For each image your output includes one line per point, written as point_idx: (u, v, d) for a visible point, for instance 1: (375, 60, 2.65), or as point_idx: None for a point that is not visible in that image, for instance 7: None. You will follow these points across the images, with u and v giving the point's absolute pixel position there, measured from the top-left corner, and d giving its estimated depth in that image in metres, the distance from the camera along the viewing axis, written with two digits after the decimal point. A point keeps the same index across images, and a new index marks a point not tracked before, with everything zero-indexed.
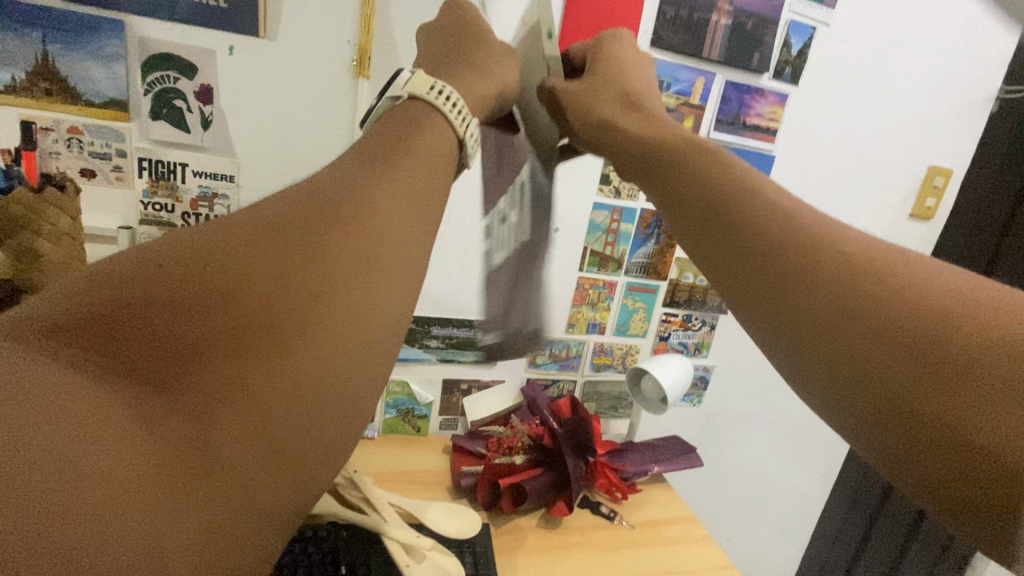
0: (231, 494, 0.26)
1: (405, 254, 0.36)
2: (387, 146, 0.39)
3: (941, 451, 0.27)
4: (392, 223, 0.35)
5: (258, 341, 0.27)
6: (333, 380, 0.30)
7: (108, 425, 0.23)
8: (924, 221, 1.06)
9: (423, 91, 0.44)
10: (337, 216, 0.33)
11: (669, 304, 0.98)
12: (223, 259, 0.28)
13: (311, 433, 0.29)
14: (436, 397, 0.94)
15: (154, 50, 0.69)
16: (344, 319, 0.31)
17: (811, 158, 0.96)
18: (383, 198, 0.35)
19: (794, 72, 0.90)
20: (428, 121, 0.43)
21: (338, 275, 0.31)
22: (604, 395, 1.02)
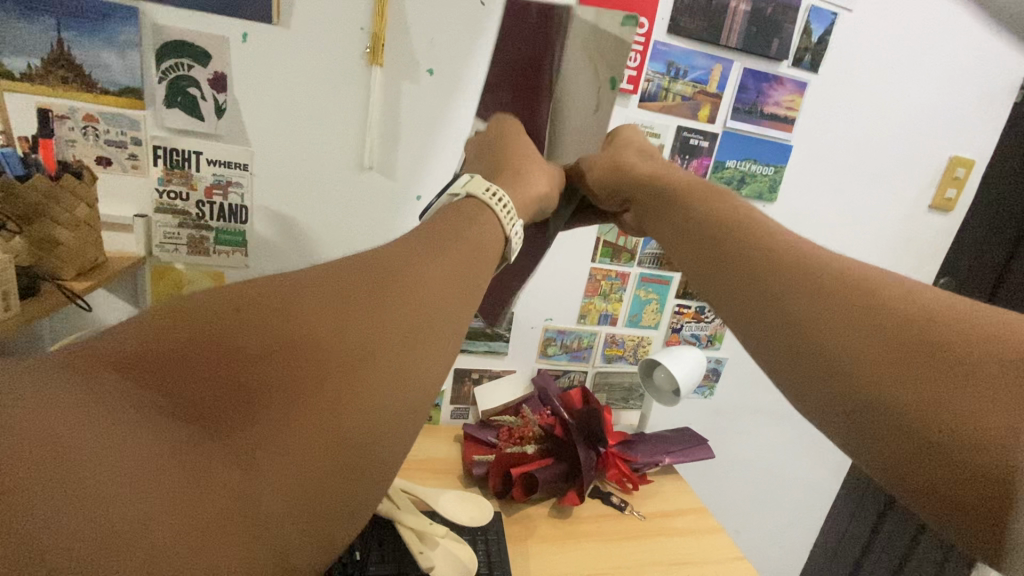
0: (272, 553, 0.23)
1: (452, 327, 0.35)
2: (437, 229, 0.41)
3: (908, 438, 0.28)
4: (442, 287, 0.36)
5: (321, 387, 0.27)
6: (384, 437, 0.29)
7: (167, 461, 0.22)
8: (944, 213, 1.04)
9: (478, 191, 0.47)
10: (394, 279, 0.34)
11: (682, 296, 0.97)
12: (292, 311, 0.29)
13: (356, 499, 0.27)
14: (448, 386, 0.94)
15: (168, 38, 0.69)
16: (396, 382, 0.30)
17: (829, 146, 0.94)
18: (435, 264, 0.36)
19: (814, 59, 0.88)
20: (480, 216, 0.45)
21: (395, 337, 0.31)
22: (615, 386, 1.02)
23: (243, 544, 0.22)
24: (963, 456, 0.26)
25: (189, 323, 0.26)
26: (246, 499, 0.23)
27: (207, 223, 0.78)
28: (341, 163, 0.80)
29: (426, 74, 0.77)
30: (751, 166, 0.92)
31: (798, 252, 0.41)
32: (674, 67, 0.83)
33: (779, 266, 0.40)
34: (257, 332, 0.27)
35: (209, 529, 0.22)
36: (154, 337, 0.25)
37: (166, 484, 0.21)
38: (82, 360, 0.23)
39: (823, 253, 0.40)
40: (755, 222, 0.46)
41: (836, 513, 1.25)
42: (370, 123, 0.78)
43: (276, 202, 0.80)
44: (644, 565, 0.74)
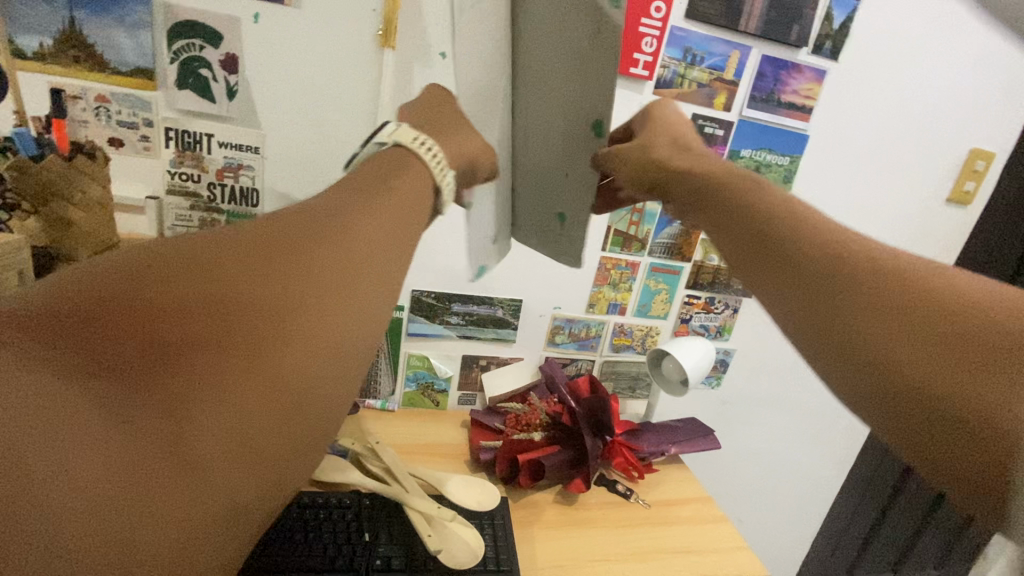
0: (205, 499, 0.25)
1: (388, 274, 0.37)
2: (371, 180, 0.40)
3: (926, 421, 0.30)
4: (373, 240, 0.36)
5: (243, 338, 0.28)
6: (316, 384, 0.30)
7: (85, 419, 0.23)
8: (961, 206, 1.02)
9: (407, 140, 0.45)
10: (323, 232, 0.34)
11: (692, 286, 0.97)
12: (216, 267, 0.30)
13: (293, 440, 0.29)
14: (456, 372, 0.94)
15: (179, 18, 0.69)
16: (324, 328, 0.31)
17: (846, 137, 0.93)
18: (364, 215, 0.37)
19: (834, 47, 0.86)
20: (409, 165, 0.44)
21: (318, 291, 0.32)
22: (623, 375, 1.02)
23: (173, 487, 0.24)
24: (993, 440, 0.28)
25: (109, 287, 0.26)
26: (174, 449, 0.25)
27: (217, 205, 0.78)
28: (353, 145, 0.79)
29: (439, 57, 0.76)
30: (766, 156, 0.91)
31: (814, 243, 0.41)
32: (691, 53, 0.81)
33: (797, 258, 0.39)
34: (168, 285, 0.28)
35: (130, 479, 0.24)
36: (69, 298, 0.26)
37: (85, 443, 0.23)
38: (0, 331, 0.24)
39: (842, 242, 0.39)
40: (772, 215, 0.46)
41: (839, 506, 1.26)
42: (381, 104, 0.77)
43: (286, 184, 0.80)
44: (648, 553, 0.74)
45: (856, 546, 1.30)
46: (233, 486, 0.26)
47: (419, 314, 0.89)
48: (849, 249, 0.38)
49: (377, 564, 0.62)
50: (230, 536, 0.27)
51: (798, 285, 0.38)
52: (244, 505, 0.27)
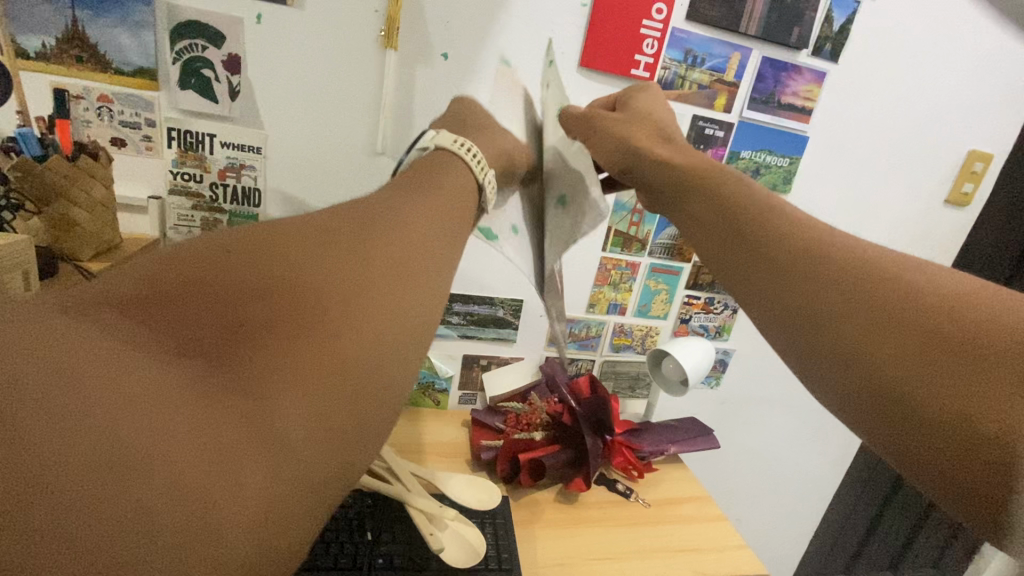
0: (291, 470, 0.26)
1: (440, 272, 0.38)
2: (420, 182, 0.44)
3: (919, 430, 0.29)
4: (425, 232, 0.38)
5: (316, 315, 0.30)
6: (385, 357, 0.31)
7: (179, 391, 0.24)
8: (959, 208, 1.03)
9: (447, 143, 0.51)
10: (380, 230, 0.36)
11: (692, 287, 0.97)
12: (289, 256, 0.31)
13: (367, 414, 0.30)
14: (457, 371, 0.95)
15: (182, 18, 0.69)
16: (389, 307, 0.33)
17: (845, 139, 0.93)
18: (416, 211, 0.39)
19: (834, 48, 0.86)
20: (445, 163, 0.48)
21: (382, 275, 0.33)
22: (622, 374, 1.02)
23: (265, 453, 0.25)
24: (985, 448, 0.27)
25: (196, 274, 0.29)
26: (261, 421, 0.26)
27: (219, 205, 0.79)
28: (355, 146, 0.80)
29: (441, 58, 0.76)
30: (766, 157, 0.91)
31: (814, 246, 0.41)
32: (692, 55, 0.82)
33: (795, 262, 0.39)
34: (249, 271, 0.30)
35: (222, 449, 0.24)
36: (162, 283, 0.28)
37: (180, 414, 0.24)
38: (98, 311, 0.25)
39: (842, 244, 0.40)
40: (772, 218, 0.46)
41: (837, 504, 1.27)
42: (383, 104, 0.77)
43: (288, 185, 0.80)
44: (647, 552, 0.75)
45: (854, 544, 1.31)
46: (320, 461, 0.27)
47: None
48: (849, 252, 0.38)
49: (379, 563, 0.62)
50: (313, 514, 0.27)
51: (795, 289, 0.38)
52: (326, 482, 0.27)
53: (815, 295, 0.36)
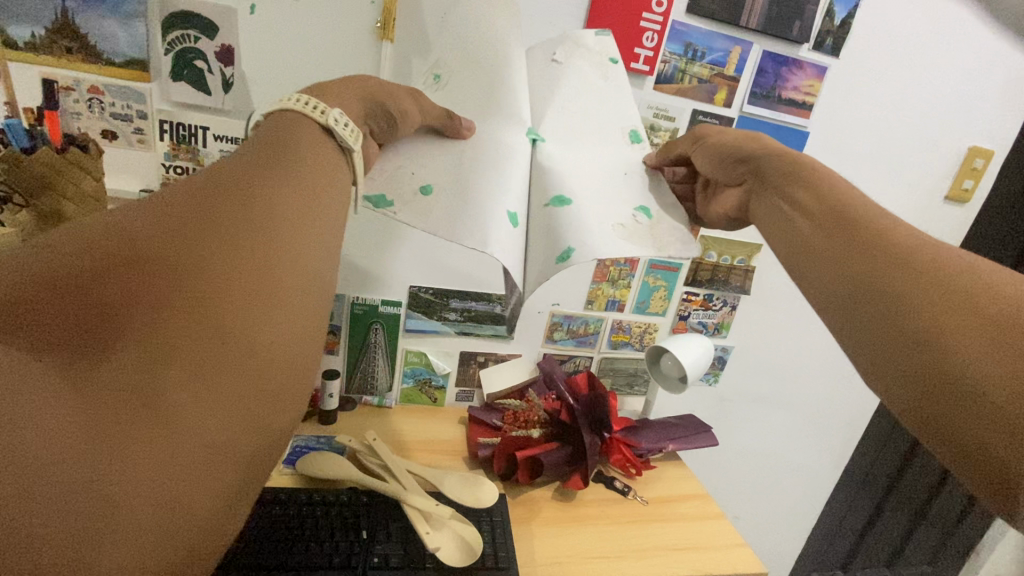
0: (174, 441, 0.29)
1: (320, 226, 0.40)
2: (283, 138, 0.43)
3: (958, 407, 0.30)
4: (291, 193, 0.39)
5: (180, 292, 0.31)
6: (258, 323, 0.34)
7: (41, 385, 0.27)
8: (959, 204, 1.02)
9: (302, 106, 0.47)
10: (237, 195, 0.37)
11: (691, 283, 0.97)
12: (149, 235, 0.33)
13: (250, 375, 0.33)
14: (454, 368, 0.94)
15: (174, 8, 0.67)
16: (260, 274, 0.35)
17: (846, 135, 0.93)
18: (280, 175, 0.40)
19: (835, 43, 0.85)
20: (304, 126, 0.45)
21: (249, 245, 0.35)
22: (621, 371, 1.02)
23: (138, 431, 0.28)
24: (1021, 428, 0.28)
25: (50, 265, 0.29)
26: (137, 399, 0.29)
27: None
28: None
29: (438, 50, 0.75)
30: None
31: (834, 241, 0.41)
32: (692, 49, 0.81)
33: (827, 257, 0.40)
34: (99, 255, 0.31)
35: (91, 428, 0.27)
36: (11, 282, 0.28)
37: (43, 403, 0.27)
38: None
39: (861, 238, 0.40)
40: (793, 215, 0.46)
41: (835, 501, 1.27)
42: None
43: None
44: (646, 549, 0.74)
45: (849, 542, 1.31)
46: (211, 427, 0.30)
47: (417, 310, 0.89)
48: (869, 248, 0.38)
49: (375, 561, 0.62)
50: (218, 470, 0.30)
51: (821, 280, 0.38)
52: (229, 447, 0.31)
53: (877, 278, 0.37)
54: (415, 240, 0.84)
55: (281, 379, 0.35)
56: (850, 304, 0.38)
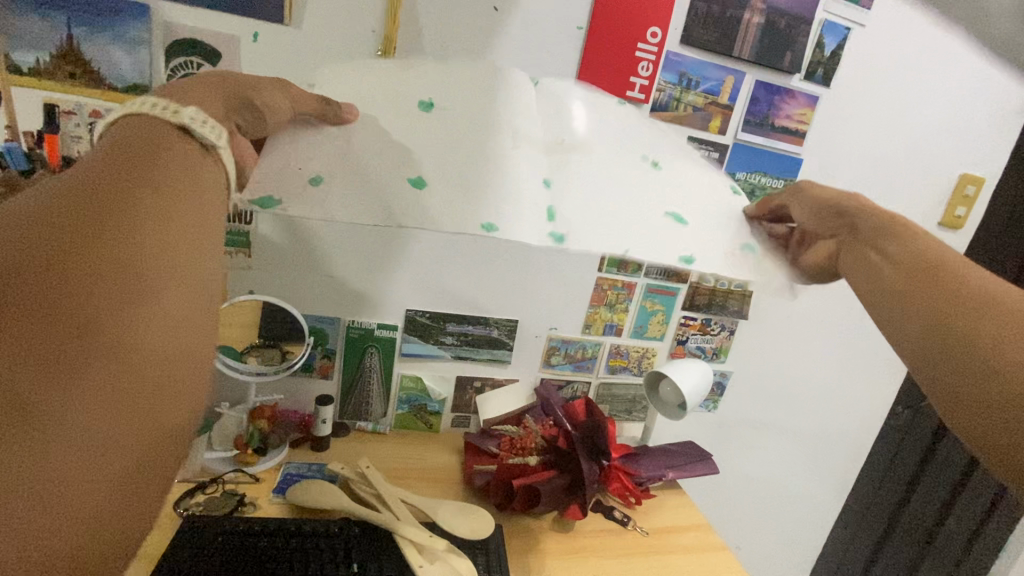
0: (35, 459, 0.28)
1: (194, 238, 0.39)
2: (142, 140, 0.40)
3: None
4: (160, 195, 0.37)
5: (32, 306, 0.30)
6: (126, 329, 0.33)
7: None
8: (953, 230, 1.03)
9: (153, 108, 0.42)
10: (85, 211, 0.34)
11: (689, 308, 0.96)
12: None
13: (125, 380, 0.32)
14: (449, 393, 0.93)
15: (178, 36, 0.69)
16: (127, 278, 0.33)
17: (839, 163, 0.94)
18: (147, 178, 0.38)
19: (826, 73, 0.87)
20: (154, 132, 0.41)
21: (113, 251, 0.34)
22: (619, 397, 1.01)
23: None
24: None
25: None
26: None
27: None
28: None
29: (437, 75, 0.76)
30: (760, 179, 0.91)
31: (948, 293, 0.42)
32: (686, 78, 0.83)
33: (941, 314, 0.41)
34: None
35: None
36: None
37: None
38: None
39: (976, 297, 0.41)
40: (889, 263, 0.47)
41: (838, 530, 1.24)
42: None
43: None
44: None
45: None
46: (85, 433, 0.30)
47: (413, 334, 0.88)
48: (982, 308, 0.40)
49: None
50: (97, 476, 0.30)
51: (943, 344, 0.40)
52: (108, 451, 0.31)
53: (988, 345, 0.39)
54: (412, 264, 0.84)
55: (167, 375, 0.34)
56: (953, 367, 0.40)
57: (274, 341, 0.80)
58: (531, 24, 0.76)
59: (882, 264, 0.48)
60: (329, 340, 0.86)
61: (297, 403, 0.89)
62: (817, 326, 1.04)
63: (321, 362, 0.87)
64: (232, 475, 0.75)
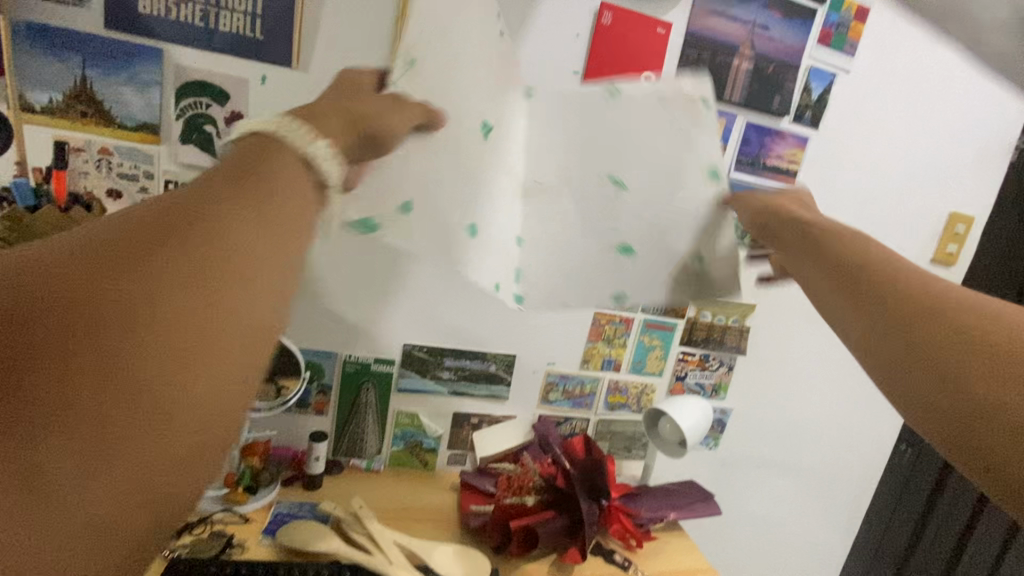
0: (58, 524, 0.26)
1: (286, 286, 0.35)
2: (247, 163, 0.36)
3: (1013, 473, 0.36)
4: (246, 237, 0.33)
5: (76, 350, 0.27)
6: (180, 395, 0.29)
7: None
8: (946, 267, 1.05)
9: (265, 129, 0.39)
10: (172, 242, 0.31)
11: (687, 343, 0.96)
12: (53, 279, 0.29)
13: (168, 453, 0.29)
14: (446, 430, 0.91)
15: (188, 78, 0.71)
16: (191, 336, 0.30)
17: (830, 200, 0.96)
18: (231, 215, 0.33)
19: (814, 116, 0.90)
20: (271, 155, 0.38)
21: (181, 296, 0.30)
22: (618, 434, 0.99)
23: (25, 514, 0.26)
24: None
25: None
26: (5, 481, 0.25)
27: None
28: None
29: None
30: None
31: (901, 293, 0.47)
32: None
33: (892, 321, 0.46)
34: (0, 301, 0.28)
35: None
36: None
37: None
38: None
39: (929, 295, 0.46)
40: (842, 271, 0.52)
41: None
42: None
43: None
44: None
45: None
46: (81, 503, 0.27)
47: (410, 369, 0.87)
48: (924, 310, 0.45)
49: None
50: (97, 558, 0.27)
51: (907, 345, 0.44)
52: (114, 524, 0.28)
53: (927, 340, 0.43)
54: (411, 299, 0.84)
55: (209, 446, 0.31)
56: (897, 374, 0.44)
57: (271, 377, 0.79)
58: (529, 68, 0.79)
59: (835, 270, 0.53)
60: (325, 375, 0.85)
61: (291, 441, 0.86)
62: (816, 362, 1.04)
63: (316, 397, 0.86)
64: (221, 514, 0.74)
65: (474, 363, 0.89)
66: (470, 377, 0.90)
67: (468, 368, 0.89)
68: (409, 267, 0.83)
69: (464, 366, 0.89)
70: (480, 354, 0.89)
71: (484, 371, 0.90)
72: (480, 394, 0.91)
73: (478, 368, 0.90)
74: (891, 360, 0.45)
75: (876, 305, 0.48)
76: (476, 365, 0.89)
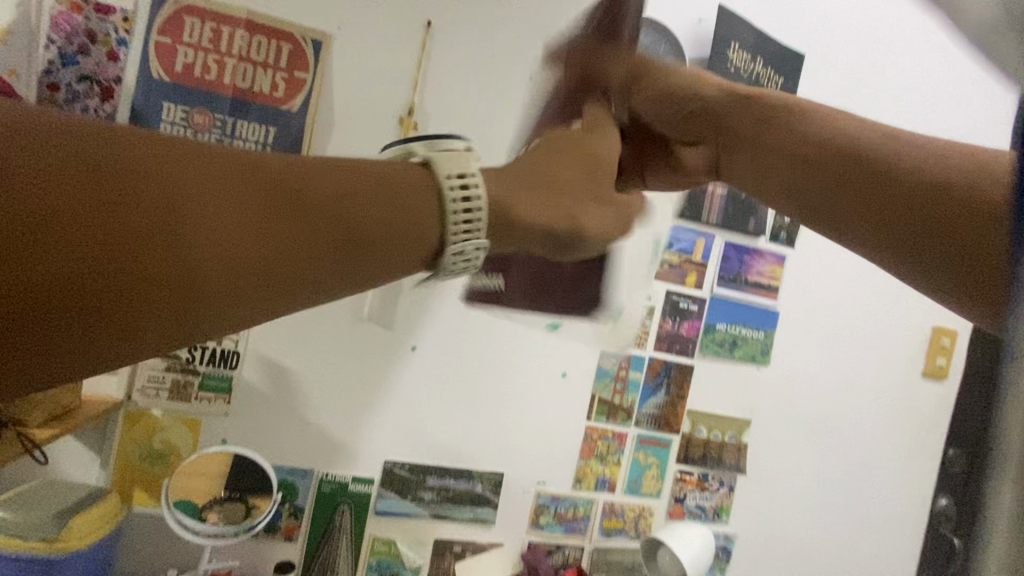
0: None
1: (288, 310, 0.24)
2: (400, 187, 0.27)
3: (949, 251, 0.40)
4: (335, 267, 0.25)
5: (88, 309, 0.20)
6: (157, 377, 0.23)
7: None
8: (938, 380, 1.04)
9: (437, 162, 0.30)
10: (299, 221, 0.24)
11: (684, 460, 0.92)
12: (115, 194, 0.20)
13: None
14: (426, 560, 0.84)
15: None
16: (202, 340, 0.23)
17: (816, 314, 0.97)
18: (375, 247, 0.26)
19: (789, 235, 0.94)
20: (406, 203, 0.27)
21: (223, 292, 0.22)
22: (616, 565, 0.91)
23: None
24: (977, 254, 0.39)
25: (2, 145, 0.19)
26: None
27: (194, 366, 0.75)
28: (342, 311, 0.79)
29: None
30: (740, 330, 0.93)
31: (802, 134, 0.47)
32: None
33: (816, 159, 0.46)
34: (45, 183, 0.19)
35: None
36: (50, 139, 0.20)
37: None
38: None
39: (822, 127, 0.47)
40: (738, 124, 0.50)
41: None
42: None
43: (271, 349, 0.77)
44: None
45: None
46: None
47: (390, 490, 0.82)
48: (842, 142, 0.46)
49: None
50: None
51: (837, 182, 0.45)
52: None
53: (846, 172, 0.45)
54: (395, 413, 0.82)
55: None
56: (836, 212, 0.46)
57: (240, 493, 0.75)
58: None
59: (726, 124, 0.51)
60: (299, 496, 0.80)
61: (255, 572, 0.79)
62: (821, 481, 0.99)
63: (287, 521, 0.79)
64: None
65: (459, 484, 0.84)
66: (454, 498, 0.84)
67: (452, 489, 0.84)
68: (395, 379, 0.81)
69: (448, 487, 0.84)
70: (466, 473, 0.84)
71: (471, 492, 0.85)
72: (465, 517, 0.84)
73: (462, 489, 0.84)
74: (818, 201, 0.46)
75: (794, 149, 0.47)
76: (461, 485, 0.84)
